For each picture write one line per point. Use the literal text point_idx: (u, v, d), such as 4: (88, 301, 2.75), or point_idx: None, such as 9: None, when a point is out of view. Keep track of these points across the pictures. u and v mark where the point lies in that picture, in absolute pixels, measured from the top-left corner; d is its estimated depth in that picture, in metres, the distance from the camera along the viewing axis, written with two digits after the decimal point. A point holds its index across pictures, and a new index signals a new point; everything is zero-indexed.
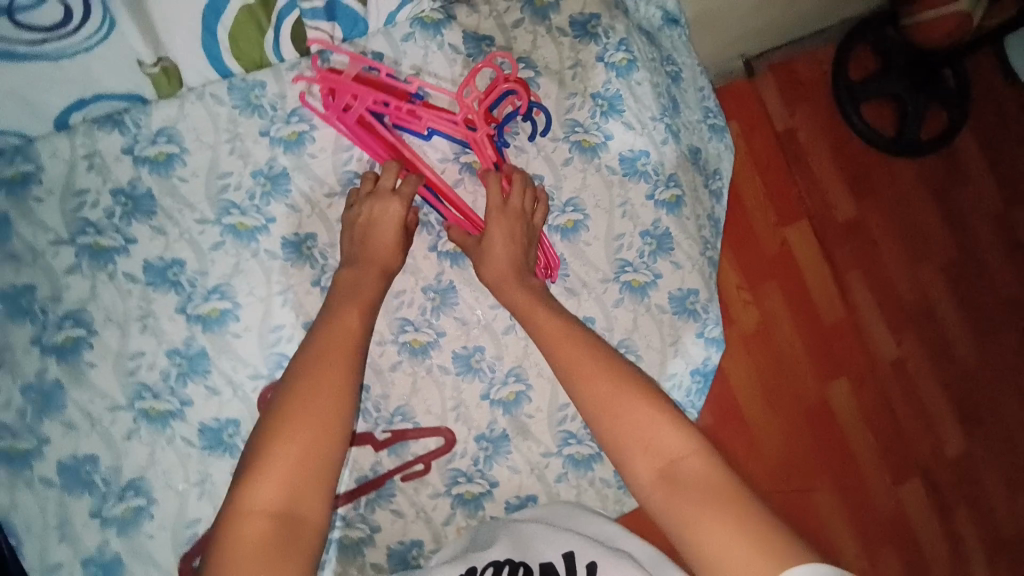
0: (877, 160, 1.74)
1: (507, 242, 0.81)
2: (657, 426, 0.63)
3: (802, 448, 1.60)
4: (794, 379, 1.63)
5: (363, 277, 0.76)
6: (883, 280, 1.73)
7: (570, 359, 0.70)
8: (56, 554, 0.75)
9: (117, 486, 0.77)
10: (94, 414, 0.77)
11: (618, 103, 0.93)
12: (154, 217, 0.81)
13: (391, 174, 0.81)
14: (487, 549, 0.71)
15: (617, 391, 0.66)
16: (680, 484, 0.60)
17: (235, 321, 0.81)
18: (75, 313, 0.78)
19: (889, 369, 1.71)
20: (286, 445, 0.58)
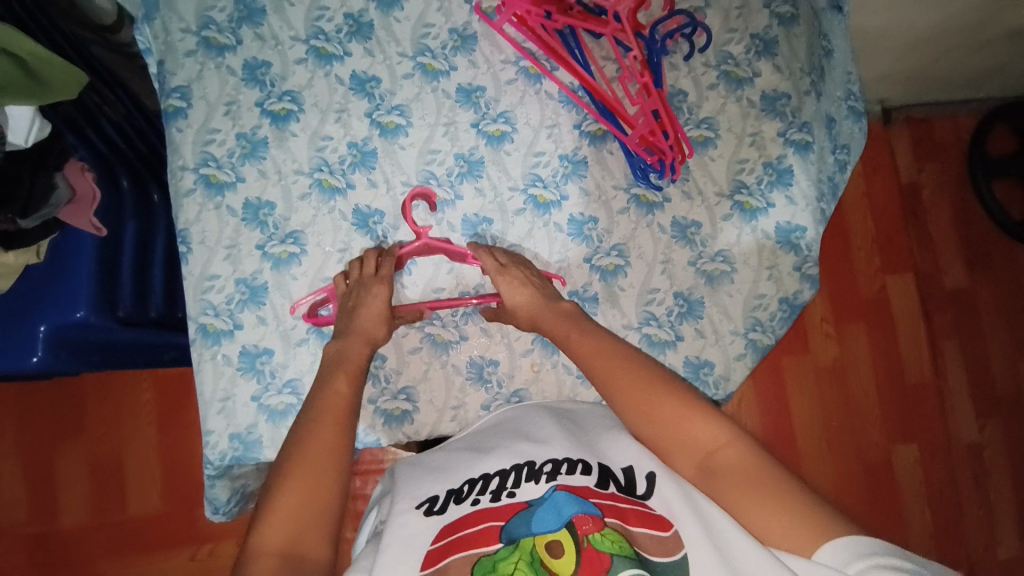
0: (1000, 238, 1.71)
1: (523, 291, 0.88)
2: (692, 426, 0.72)
3: (850, 498, 1.56)
4: (858, 426, 1.59)
5: (348, 348, 0.82)
6: (976, 360, 1.68)
7: (606, 371, 0.78)
8: (215, 268, 0.92)
9: (281, 232, 0.93)
10: (283, 171, 0.95)
11: (773, 47, 1.02)
12: (369, 40, 0.99)
13: (371, 259, 0.89)
14: (550, 443, 0.78)
15: (652, 397, 0.74)
16: (717, 475, 0.68)
17: (405, 136, 0.98)
18: (292, 93, 0.96)
19: (961, 450, 1.64)
20: (283, 502, 0.67)
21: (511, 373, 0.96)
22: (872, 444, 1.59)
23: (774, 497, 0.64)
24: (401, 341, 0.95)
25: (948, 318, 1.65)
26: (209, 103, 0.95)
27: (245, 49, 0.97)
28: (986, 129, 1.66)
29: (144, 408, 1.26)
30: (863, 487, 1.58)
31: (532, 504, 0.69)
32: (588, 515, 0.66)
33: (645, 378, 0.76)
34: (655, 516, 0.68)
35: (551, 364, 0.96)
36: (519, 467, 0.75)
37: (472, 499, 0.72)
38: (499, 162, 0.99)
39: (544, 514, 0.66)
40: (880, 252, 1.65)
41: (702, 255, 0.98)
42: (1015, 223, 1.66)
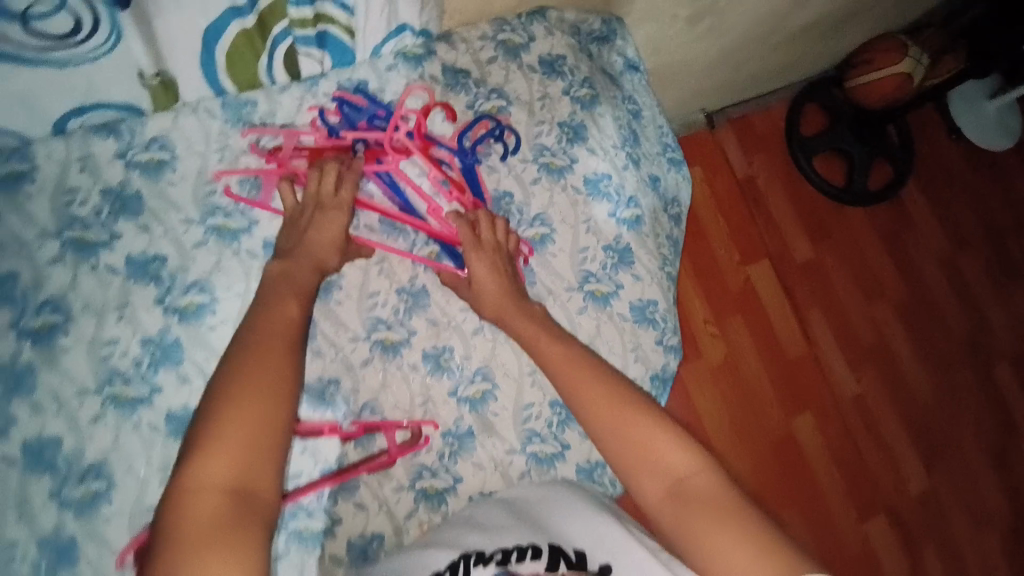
0: (825, 205, 1.88)
1: (500, 280, 0.88)
2: (664, 446, 0.70)
3: (768, 480, 1.66)
4: (760, 412, 1.69)
5: (295, 270, 0.78)
6: (841, 319, 1.83)
7: (576, 385, 0.76)
8: (5, 536, 0.74)
9: (78, 468, 0.78)
10: (62, 397, 0.78)
11: (583, 131, 1.02)
12: (140, 215, 0.85)
13: (332, 175, 0.85)
14: (504, 532, 0.72)
15: (626, 415, 0.72)
16: (686, 499, 0.66)
17: (212, 314, 0.85)
18: (54, 300, 0.80)
19: (850, 405, 1.78)
20: (233, 426, 0.58)
21: (399, 542, 0.85)
22: (776, 424, 1.70)
23: (739, 526, 0.61)
24: None
25: (807, 286, 1.80)
26: None
27: None
28: (797, 113, 1.82)
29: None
30: (778, 465, 1.68)
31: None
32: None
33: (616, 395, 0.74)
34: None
35: (440, 516, 0.87)
36: (469, 557, 0.68)
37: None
38: (331, 314, 0.88)
39: None
40: (735, 247, 1.76)
41: None
42: (843, 190, 1.83)
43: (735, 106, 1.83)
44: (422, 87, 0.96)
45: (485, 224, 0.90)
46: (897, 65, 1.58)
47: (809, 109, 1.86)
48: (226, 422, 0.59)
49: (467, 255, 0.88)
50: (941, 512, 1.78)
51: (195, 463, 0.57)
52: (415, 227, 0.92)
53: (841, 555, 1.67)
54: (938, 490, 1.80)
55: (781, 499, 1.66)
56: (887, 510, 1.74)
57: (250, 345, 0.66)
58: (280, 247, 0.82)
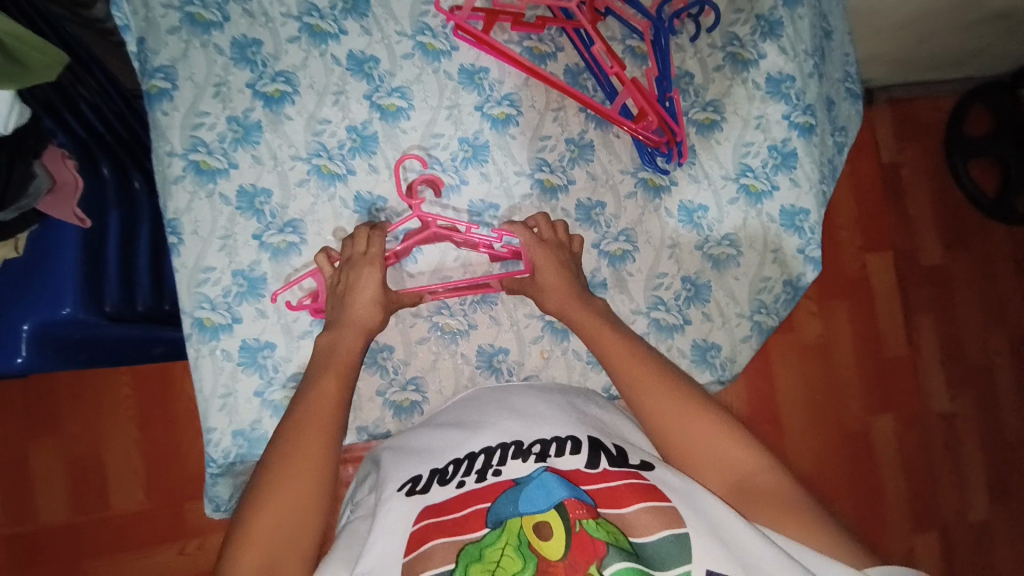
0: (971, 210, 1.77)
1: (566, 274, 0.86)
2: (727, 447, 0.75)
3: (831, 469, 1.61)
4: (841, 401, 1.63)
5: (341, 338, 0.80)
6: (951, 334, 1.74)
7: (639, 385, 0.80)
8: (209, 260, 0.87)
9: (280, 220, 0.89)
10: (278, 156, 0.90)
11: (778, 28, 1.01)
12: (366, 18, 0.95)
13: (361, 238, 0.83)
14: (536, 422, 0.76)
15: (686, 417, 0.77)
16: (751, 495, 0.71)
17: (406, 120, 0.94)
18: (286, 73, 0.91)
19: (935, 421, 1.71)
20: (267, 517, 0.66)
21: (521, 361, 0.94)
22: (854, 416, 1.64)
23: (806, 524, 0.66)
24: (407, 332, 0.92)
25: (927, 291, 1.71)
26: (196, 86, 0.89)
27: (234, 25, 0.91)
28: (964, 111, 1.70)
29: (123, 407, 1.19)
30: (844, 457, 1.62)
31: (518, 482, 0.67)
32: (579, 500, 0.63)
33: (676, 398, 0.78)
34: (651, 488, 0.66)
35: (560, 350, 0.94)
36: (506, 445, 0.73)
37: (457, 480, 0.70)
38: (505, 145, 0.96)
39: (534, 493, 0.64)
40: (862, 230, 1.67)
41: (708, 239, 0.98)
42: (992, 202, 1.71)
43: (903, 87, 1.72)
44: None
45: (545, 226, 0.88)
46: None
47: (976, 111, 1.75)
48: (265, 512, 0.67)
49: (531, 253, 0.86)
50: (999, 553, 1.71)
51: (233, 553, 0.65)
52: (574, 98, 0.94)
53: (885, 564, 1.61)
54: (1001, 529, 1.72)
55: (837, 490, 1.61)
56: (942, 530, 1.67)
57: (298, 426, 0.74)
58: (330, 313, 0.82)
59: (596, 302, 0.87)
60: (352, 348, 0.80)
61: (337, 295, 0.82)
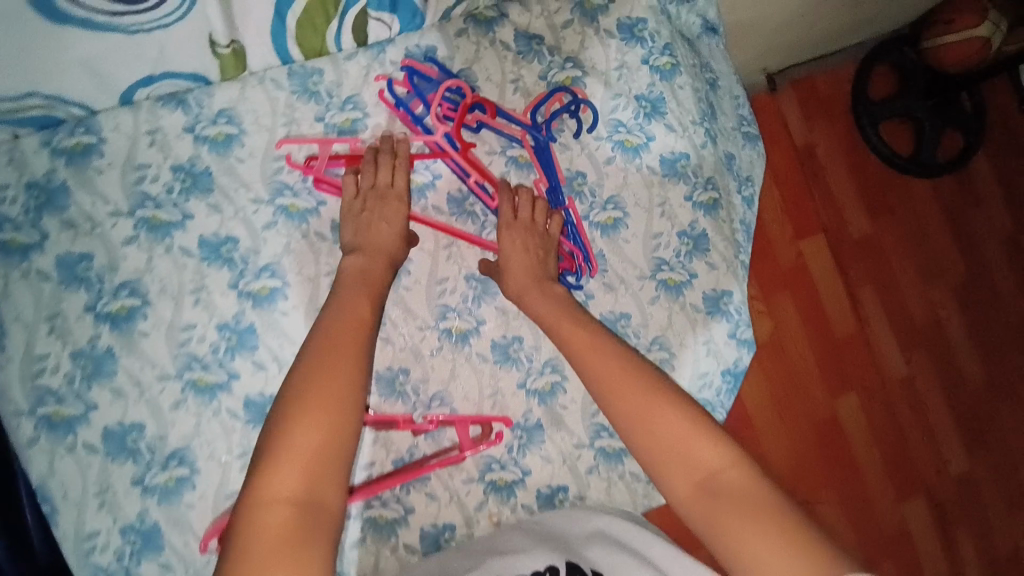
0: (889, 175, 1.76)
1: (527, 256, 0.83)
2: (695, 439, 0.62)
3: (806, 458, 1.62)
4: (802, 390, 1.63)
5: (371, 266, 0.76)
6: (895, 299, 1.76)
7: (600, 371, 0.69)
8: (92, 523, 0.76)
9: (161, 455, 0.78)
10: (143, 382, 0.79)
11: (662, 105, 0.95)
12: (211, 193, 0.83)
13: (384, 168, 0.82)
14: (517, 555, 0.72)
15: (653, 405, 0.65)
16: (720, 500, 0.59)
17: (284, 299, 0.84)
18: (131, 284, 0.79)
19: (896, 387, 1.73)
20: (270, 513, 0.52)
21: (469, 532, 0.85)
22: (819, 403, 1.64)
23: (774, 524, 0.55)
24: (338, 538, 0.81)
25: (864, 262, 1.71)
26: (27, 325, 0.77)
27: (56, 242, 0.78)
28: (866, 75, 1.70)
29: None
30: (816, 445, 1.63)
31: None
32: None
33: (642, 384, 0.67)
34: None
35: (509, 509, 0.87)
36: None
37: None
38: (400, 302, 0.87)
39: None
40: (788, 220, 1.67)
41: (638, 348, 0.91)
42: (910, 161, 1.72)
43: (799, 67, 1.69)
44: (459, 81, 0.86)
45: (522, 198, 0.85)
46: (977, 28, 1.46)
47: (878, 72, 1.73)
48: (295, 431, 0.56)
49: (502, 232, 0.84)
50: (980, 497, 1.75)
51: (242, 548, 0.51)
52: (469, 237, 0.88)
53: (876, 538, 1.64)
54: (978, 474, 1.76)
55: (817, 477, 1.62)
56: (925, 492, 1.70)
57: (321, 337, 0.64)
58: (344, 239, 0.80)
59: (555, 291, 0.81)
60: (378, 281, 0.76)
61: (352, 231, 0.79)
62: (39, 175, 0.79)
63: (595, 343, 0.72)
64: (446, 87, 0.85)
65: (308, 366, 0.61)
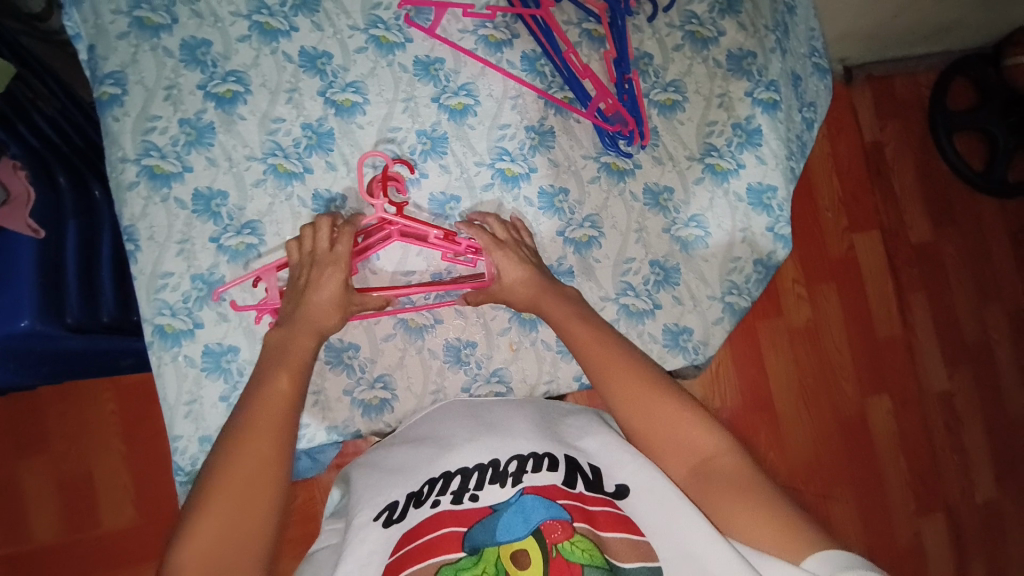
0: (961, 190, 1.70)
1: (526, 270, 0.83)
2: (684, 426, 0.72)
3: (828, 453, 1.54)
4: (833, 385, 1.55)
5: (292, 340, 0.76)
6: (945, 310, 1.68)
7: (605, 366, 0.76)
8: (168, 265, 0.86)
9: (237, 223, 0.89)
10: (233, 157, 0.89)
11: (738, 4, 1.00)
12: (316, 13, 0.93)
13: (323, 229, 0.80)
14: (516, 435, 0.73)
15: (653, 401, 0.74)
16: (710, 480, 0.69)
17: (362, 114, 0.93)
18: (238, 73, 0.90)
19: (933, 401, 1.65)
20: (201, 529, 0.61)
21: (489, 354, 0.93)
22: (849, 400, 1.56)
23: (758, 502, 0.65)
24: (372, 330, 0.90)
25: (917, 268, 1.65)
26: (147, 90, 0.88)
27: (183, 27, 0.89)
28: (947, 83, 1.63)
29: (108, 421, 1.17)
30: (840, 442, 1.55)
31: (496, 509, 0.65)
32: (557, 521, 0.63)
33: (641, 380, 0.75)
34: (624, 518, 0.65)
35: (530, 341, 0.94)
36: (484, 467, 0.69)
37: (433, 500, 0.67)
38: (464, 138, 0.95)
39: (511, 520, 0.63)
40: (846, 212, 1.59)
41: (675, 221, 0.96)
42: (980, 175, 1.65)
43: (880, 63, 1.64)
44: None
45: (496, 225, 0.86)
46: None
47: (958, 82, 1.67)
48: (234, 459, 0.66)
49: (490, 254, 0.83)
50: (1004, 530, 1.66)
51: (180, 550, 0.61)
52: (533, 89, 0.94)
53: (889, 549, 1.55)
54: (1004, 505, 1.67)
55: (836, 474, 1.53)
56: (946, 512, 1.61)
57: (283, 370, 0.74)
58: (283, 313, 0.79)
59: (565, 290, 0.85)
60: (305, 347, 0.77)
61: (296, 287, 0.79)
62: None
63: (599, 339, 0.78)
64: None
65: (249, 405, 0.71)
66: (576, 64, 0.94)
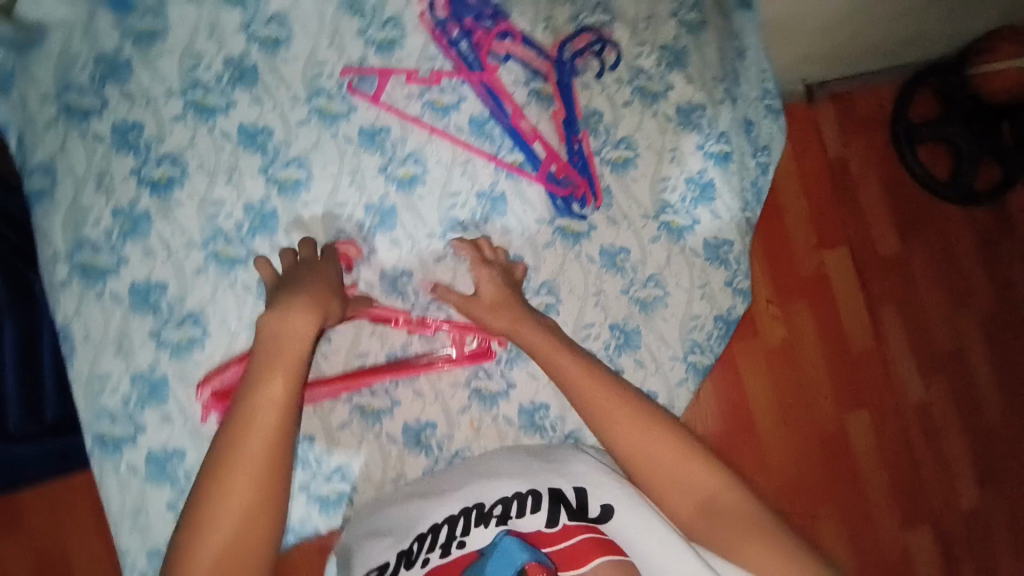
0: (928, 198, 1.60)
1: (504, 289, 0.85)
2: (683, 463, 0.69)
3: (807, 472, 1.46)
4: (807, 401, 1.47)
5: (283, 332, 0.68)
6: (920, 318, 1.59)
7: (599, 405, 0.74)
8: (105, 365, 0.83)
9: (177, 315, 0.85)
10: (171, 246, 0.86)
11: (684, 57, 0.99)
12: (254, 86, 0.90)
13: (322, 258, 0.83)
14: (500, 476, 0.72)
15: (648, 435, 0.71)
16: (714, 519, 0.66)
17: (306, 191, 0.90)
18: (173, 156, 0.87)
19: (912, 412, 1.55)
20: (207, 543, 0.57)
21: (450, 433, 0.90)
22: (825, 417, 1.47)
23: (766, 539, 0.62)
24: (326, 417, 0.88)
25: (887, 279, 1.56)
26: (78, 180, 0.85)
27: (113, 111, 0.86)
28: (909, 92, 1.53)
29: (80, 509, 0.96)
30: (818, 460, 1.47)
31: (481, 552, 0.59)
32: (542, 562, 0.55)
33: (635, 415, 0.72)
34: (610, 543, 0.60)
35: (491, 417, 0.91)
36: (469, 511, 0.68)
37: (422, 559, 0.64)
38: (413, 209, 0.92)
39: (495, 567, 0.55)
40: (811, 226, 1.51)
41: (634, 282, 0.95)
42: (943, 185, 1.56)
43: (841, 80, 1.55)
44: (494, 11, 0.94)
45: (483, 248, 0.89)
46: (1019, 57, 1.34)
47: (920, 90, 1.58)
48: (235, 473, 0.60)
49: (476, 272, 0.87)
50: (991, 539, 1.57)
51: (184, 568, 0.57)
52: (484, 156, 0.94)
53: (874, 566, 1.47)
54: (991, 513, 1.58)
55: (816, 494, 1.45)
56: (932, 524, 1.53)
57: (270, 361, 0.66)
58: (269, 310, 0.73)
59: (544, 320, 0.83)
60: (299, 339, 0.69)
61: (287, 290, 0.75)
62: (107, 49, 0.87)
63: (592, 371, 0.76)
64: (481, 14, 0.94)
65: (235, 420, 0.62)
66: (525, 126, 0.95)
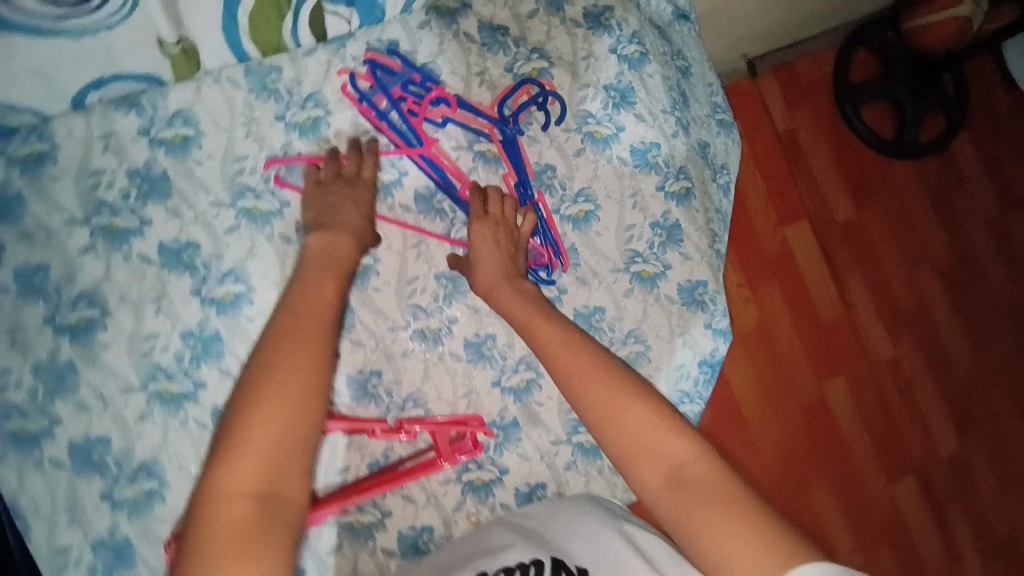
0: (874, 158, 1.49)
1: (504, 256, 0.80)
2: (659, 430, 0.60)
3: (793, 449, 1.34)
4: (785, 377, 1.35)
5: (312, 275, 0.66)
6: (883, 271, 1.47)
7: (571, 369, 0.65)
8: (64, 536, 0.75)
9: (128, 469, 0.77)
10: (106, 395, 0.77)
11: (631, 94, 0.93)
12: (169, 199, 0.80)
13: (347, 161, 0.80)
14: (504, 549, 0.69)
15: (619, 398, 0.62)
16: (688, 492, 0.56)
17: (249, 305, 0.82)
18: (89, 294, 0.77)
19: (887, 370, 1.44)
20: (257, 425, 0.51)
21: (448, 534, 0.86)
22: (804, 390, 1.36)
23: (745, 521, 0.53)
24: (314, 545, 0.82)
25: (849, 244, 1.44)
26: None
27: (12, 254, 0.76)
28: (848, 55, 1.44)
29: None
30: (803, 434, 1.35)
31: None
32: None
33: (605, 377, 0.63)
34: None
35: (488, 508, 0.87)
36: None
37: None
38: (371, 304, 0.86)
39: None
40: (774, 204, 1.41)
41: (613, 340, 0.91)
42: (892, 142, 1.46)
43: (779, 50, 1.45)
44: (419, 78, 0.85)
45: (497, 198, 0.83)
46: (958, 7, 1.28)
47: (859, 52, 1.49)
48: (280, 372, 0.54)
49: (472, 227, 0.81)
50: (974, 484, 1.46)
51: (219, 471, 0.50)
52: (436, 237, 0.87)
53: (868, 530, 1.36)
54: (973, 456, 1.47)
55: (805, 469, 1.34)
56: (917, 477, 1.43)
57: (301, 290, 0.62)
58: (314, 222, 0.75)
59: (528, 286, 0.77)
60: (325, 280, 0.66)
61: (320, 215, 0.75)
62: None
63: (568, 337, 0.68)
64: (408, 82, 0.85)
65: (273, 335, 0.57)
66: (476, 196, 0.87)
